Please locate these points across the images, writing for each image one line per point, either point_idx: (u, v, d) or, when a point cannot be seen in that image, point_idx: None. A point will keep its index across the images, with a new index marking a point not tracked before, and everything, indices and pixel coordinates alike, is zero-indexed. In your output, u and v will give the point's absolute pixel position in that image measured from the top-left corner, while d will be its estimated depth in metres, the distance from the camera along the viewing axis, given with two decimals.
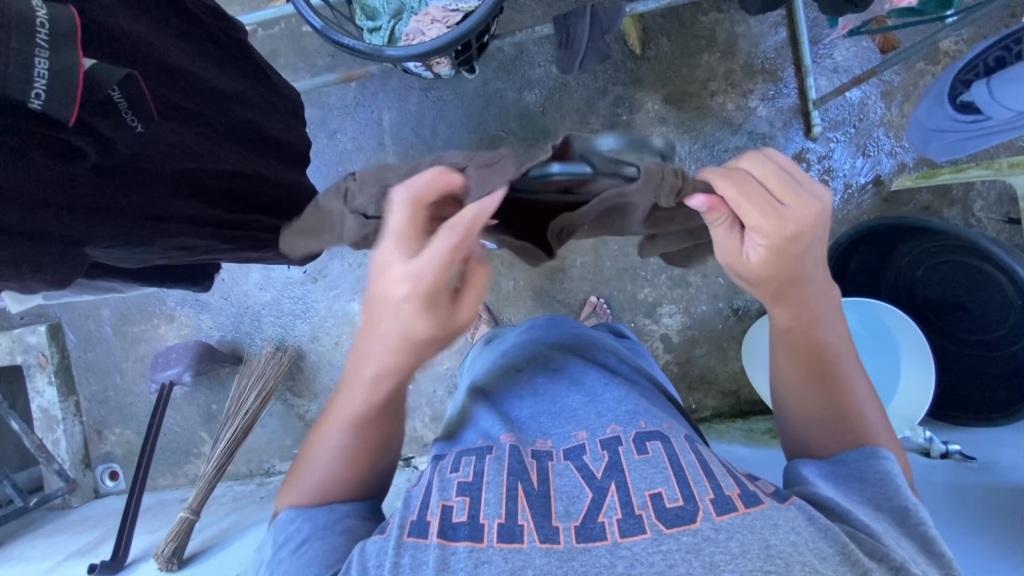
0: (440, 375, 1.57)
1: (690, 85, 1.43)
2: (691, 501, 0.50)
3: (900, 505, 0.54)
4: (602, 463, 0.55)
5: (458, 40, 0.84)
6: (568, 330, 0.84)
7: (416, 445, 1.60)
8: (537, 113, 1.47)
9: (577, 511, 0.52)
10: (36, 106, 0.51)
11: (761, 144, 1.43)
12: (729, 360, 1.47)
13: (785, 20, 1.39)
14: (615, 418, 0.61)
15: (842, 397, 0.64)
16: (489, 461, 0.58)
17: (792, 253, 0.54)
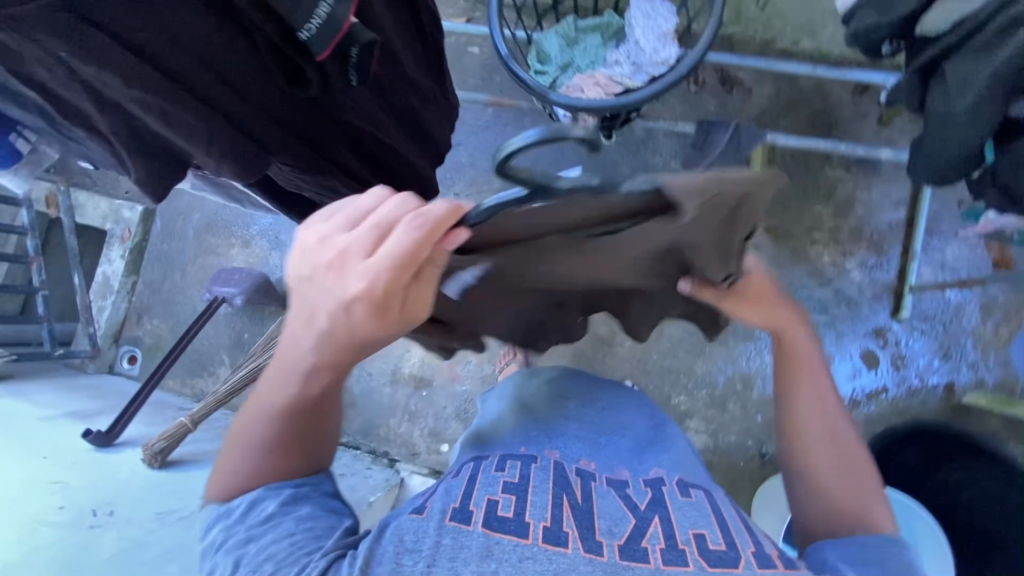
0: (455, 395, 1.58)
1: (795, 226, 1.46)
2: (732, 549, 0.56)
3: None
4: (645, 498, 0.62)
5: (612, 108, 0.91)
6: (587, 377, 0.86)
7: (405, 451, 1.59)
8: None
9: (619, 532, 0.57)
10: (301, 37, 0.56)
11: (843, 305, 1.43)
12: (739, 501, 1.41)
13: (907, 202, 1.41)
14: (658, 465, 0.69)
15: (850, 453, 0.77)
16: (537, 470, 0.64)
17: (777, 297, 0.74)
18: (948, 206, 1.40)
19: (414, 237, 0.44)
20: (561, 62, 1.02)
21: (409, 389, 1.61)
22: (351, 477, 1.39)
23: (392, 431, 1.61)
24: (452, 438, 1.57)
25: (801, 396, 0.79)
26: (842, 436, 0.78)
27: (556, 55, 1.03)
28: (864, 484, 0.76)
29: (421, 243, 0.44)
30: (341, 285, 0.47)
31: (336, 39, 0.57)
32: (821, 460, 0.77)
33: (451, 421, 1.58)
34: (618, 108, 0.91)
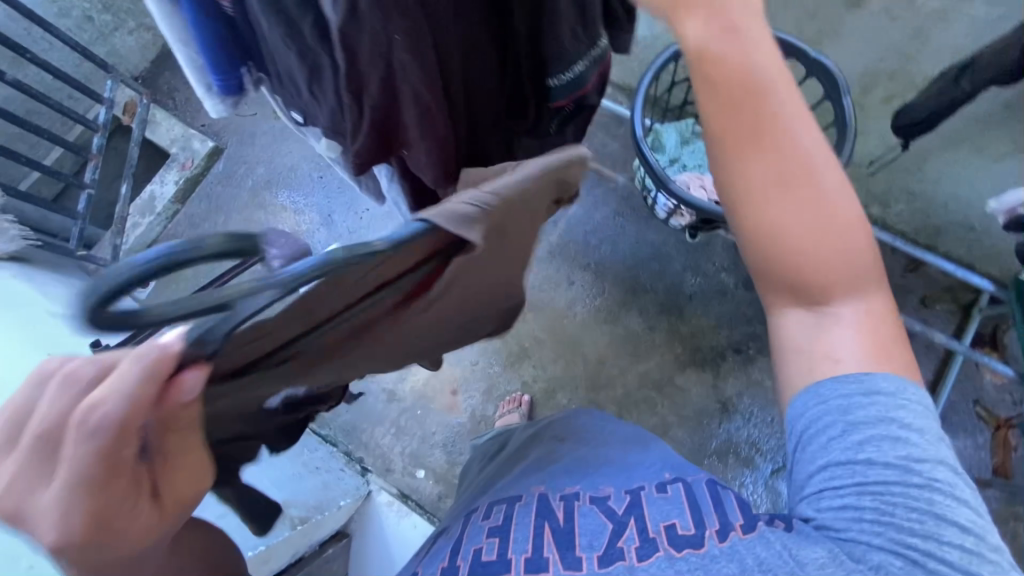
0: (448, 425, 1.56)
1: None
2: (700, 529, 0.56)
3: (903, 462, 0.51)
4: (623, 504, 0.62)
5: (716, 212, 0.97)
6: (585, 421, 0.84)
7: (379, 464, 1.54)
8: (686, 296, 1.59)
9: (598, 544, 0.57)
10: (553, 83, 0.70)
11: None
12: None
13: (928, 384, 1.46)
14: (643, 478, 0.67)
15: (872, 288, 0.57)
16: (520, 509, 0.65)
17: (800, 161, 0.53)
18: (965, 401, 1.45)
19: (137, 386, 0.33)
20: (675, 158, 1.13)
21: (405, 403, 1.58)
22: (326, 473, 1.35)
23: (374, 440, 1.56)
24: (431, 466, 1.53)
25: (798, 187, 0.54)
26: (843, 233, 0.55)
27: (672, 151, 1.14)
28: (897, 360, 0.55)
29: (145, 400, 0.34)
30: (45, 527, 0.34)
31: (574, 96, 0.72)
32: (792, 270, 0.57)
33: (435, 450, 1.54)
34: (722, 213, 0.96)
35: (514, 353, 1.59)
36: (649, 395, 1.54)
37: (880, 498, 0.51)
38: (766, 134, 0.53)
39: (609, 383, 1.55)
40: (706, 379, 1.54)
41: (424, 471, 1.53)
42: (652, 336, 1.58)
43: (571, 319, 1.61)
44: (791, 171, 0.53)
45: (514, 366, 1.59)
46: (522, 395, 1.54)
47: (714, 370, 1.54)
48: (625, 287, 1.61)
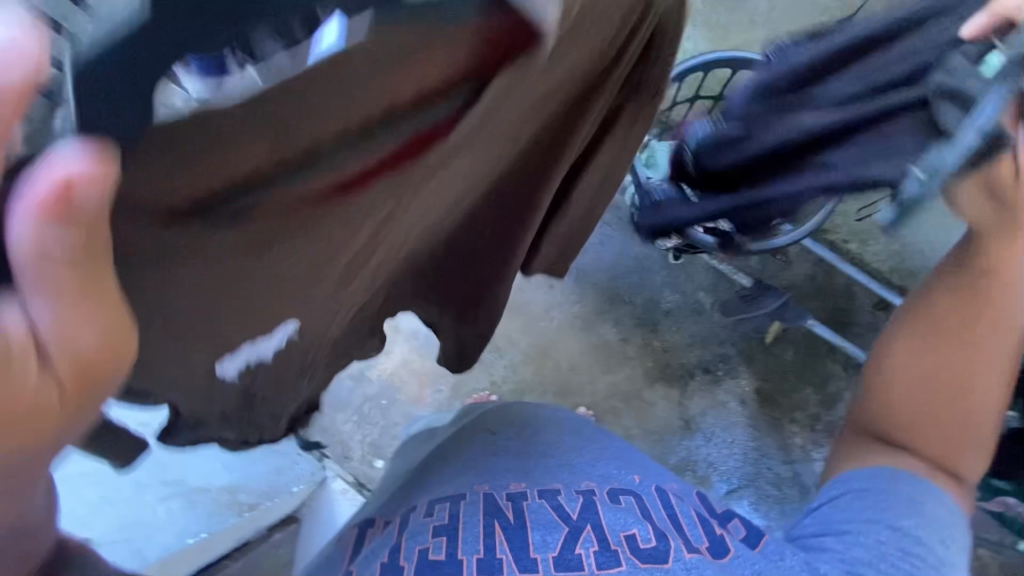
0: (412, 417, 1.54)
1: (781, 398, 1.54)
2: (660, 542, 0.67)
3: (908, 531, 0.72)
4: (574, 508, 0.71)
5: (700, 240, 1.00)
6: (529, 407, 0.86)
7: (338, 450, 1.52)
8: (662, 311, 1.60)
9: (553, 542, 0.67)
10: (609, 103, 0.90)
11: (794, 487, 1.50)
12: None
13: None
14: (590, 477, 0.77)
15: (972, 450, 0.78)
16: (468, 505, 0.72)
17: (965, 318, 0.76)
18: None
19: None
20: (666, 176, 1.14)
21: (371, 390, 1.56)
22: (280, 456, 1.32)
23: (334, 425, 1.54)
24: (390, 457, 1.52)
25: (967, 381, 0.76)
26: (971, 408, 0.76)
27: (664, 169, 1.15)
28: (957, 456, 0.78)
29: None
30: None
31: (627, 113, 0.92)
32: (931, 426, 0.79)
33: (397, 440, 1.53)
34: (706, 242, 0.99)
35: (487, 351, 1.58)
36: (615, 406, 1.54)
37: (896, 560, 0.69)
38: (983, 285, 0.74)
39: (578, 390, 1.56)
40: (672, 395, 1.55)
41: (383, 461, 1.52)
42: (625, 348, 1.58)
43: (547, 322, 1.60)
44: (979, 330, 0.75)
45: (484, 363, 1.57)
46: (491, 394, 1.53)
47: (682, 387, 1.55)
48: (603, 296, 1.61)
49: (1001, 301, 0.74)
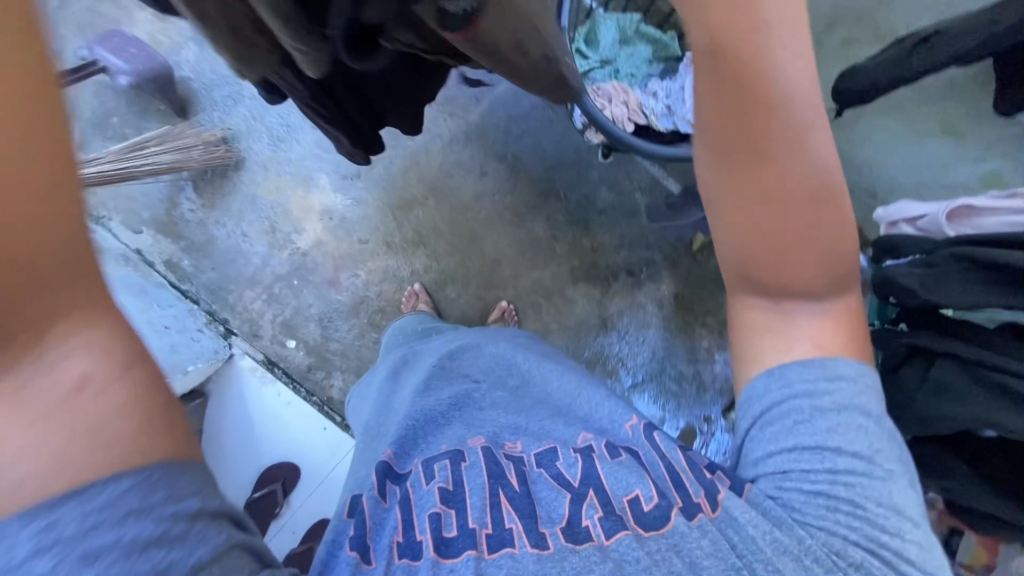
0: (326, 299, 1.48)
1: (697, 304, 1.57)
2: (662, 498, 0.61)
3: (847, 440, 0.58)
4: (577, 474, 0.65)
5: (618, 138, 0.93)
6: (491, 343, 0.85)
7: (246, 328, 1.46)
8: (596, 210, 1.54)
9: (558, 517, 0.61)
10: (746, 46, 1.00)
11: (693, 385, 1.56)
12: None
13: None
14: (583, 429, 0.71)
15: (823, 259, 0.58)
16: (467, 471, 0.66)
17: (752, 106, 0.52)
18: None
19: None
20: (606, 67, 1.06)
21: (282, 269, 1.47)
22: (175, 334, 1.32)
23: (242, 302, 1.46)
24: (303, 338, 1.47)
25: (772, 253, 0.57)
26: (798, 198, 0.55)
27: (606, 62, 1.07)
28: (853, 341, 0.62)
29: None
30: None
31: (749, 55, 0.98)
32: (730, 243, 0.58)
33: (310, 322, 1.47)
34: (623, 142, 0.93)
35: (408, 238, 1.51)
36: (537, 302, 1.54)
37: (854, 491, 0.56)
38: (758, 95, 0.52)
39: (501, 285, 1.53)
40: (593, 296, 1.55)
41: (295, 341, 1.47)
42: (554, 246, 1.54)
43: (478, 212, 1.53)
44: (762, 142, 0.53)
45: (406, 252, 1.50)
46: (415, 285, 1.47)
47: (604, 288, 1.56)
48: (536, 188, 1.53)
49: (759, 33, 0.50)
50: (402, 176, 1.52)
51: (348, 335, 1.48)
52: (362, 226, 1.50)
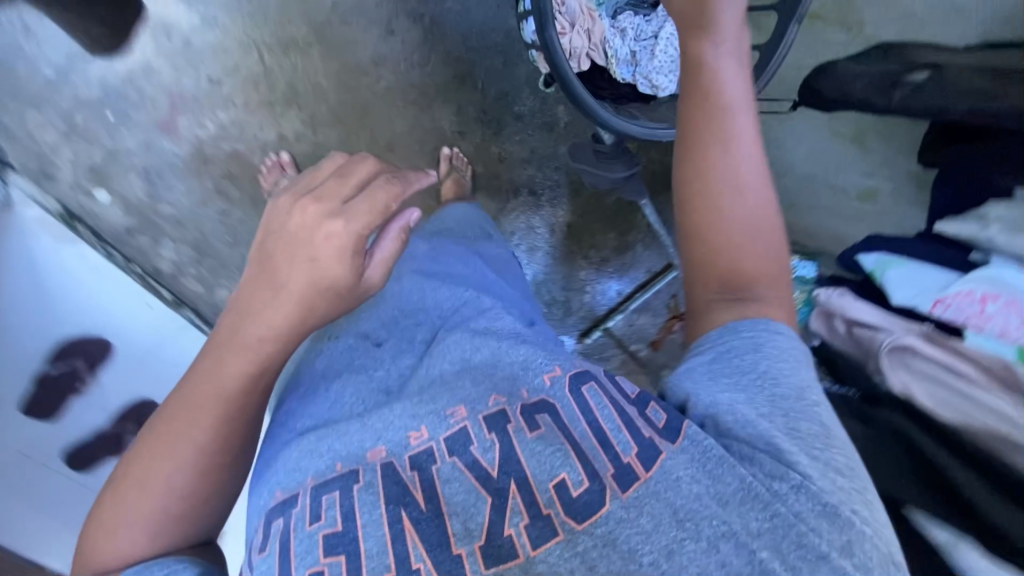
0: (153, 146, 1.17)
1: (584, 234, 1.52)
2: (594, 480, 0.57)
3: (799, 389, 0.59)
4: (495, 462, 0.59)
5: (568, 79, 0.73)
6: (411, 288, 0.84)
7: (35, 163, 1.12)
8: (512, 114, 1.35)
9: (477, 529, 0.56)
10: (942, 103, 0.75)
11: (556, 309, 1.53)
12: None
13: (649, 272, 1.57)
14: (493, 388, 0.66)
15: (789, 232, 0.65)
16: (360, 496, 0.57)
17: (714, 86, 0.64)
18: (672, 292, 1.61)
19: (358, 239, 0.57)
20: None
21: (90, 95, 1.13)
22: None
23: (29, 129, 1.12)
24: (120, 192, 1.17)
25: (753, 224, 0.63)
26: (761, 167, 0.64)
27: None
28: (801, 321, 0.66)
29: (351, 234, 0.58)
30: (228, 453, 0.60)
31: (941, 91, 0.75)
32: (688, 174, 0.64)
33: (131, 173, 1.17)
34: (573, 88, 0.73)
35: (278, 91, 1.19)
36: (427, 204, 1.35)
37: (816, 465, 0.56)
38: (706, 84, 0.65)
39: None
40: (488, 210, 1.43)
41: (108, 195, 1.17)
42: (459, 145, 1.33)
43: (373, 82, 1.24)
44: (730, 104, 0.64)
45: (271, 108, 1.20)
46: (286, 154, 1.20)
47: (502, 205, 1.43)
48: (451, 68, 1.27)
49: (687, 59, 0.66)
50: (279, 7, 1.17)
51: (184, 200, 1.20)
52: (214, 60, 1.16)
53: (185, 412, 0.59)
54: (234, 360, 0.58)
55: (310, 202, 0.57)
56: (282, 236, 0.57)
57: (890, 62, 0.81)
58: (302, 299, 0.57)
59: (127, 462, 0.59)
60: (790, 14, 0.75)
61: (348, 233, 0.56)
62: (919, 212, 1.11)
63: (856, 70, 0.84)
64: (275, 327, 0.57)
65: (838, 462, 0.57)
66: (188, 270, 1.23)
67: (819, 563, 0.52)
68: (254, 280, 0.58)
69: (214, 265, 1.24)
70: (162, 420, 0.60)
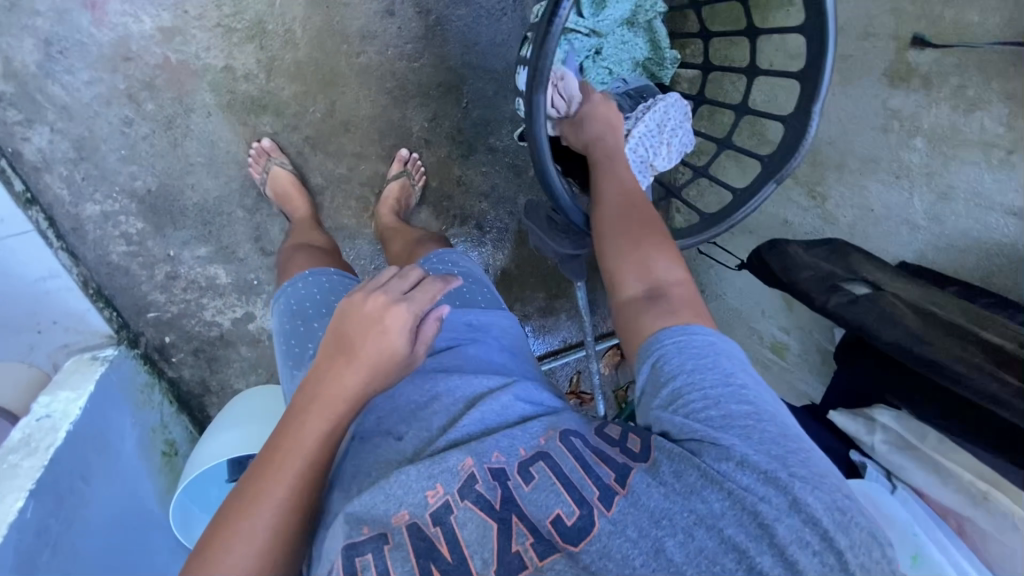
0: (66, 16, 0.98)
1: (518, 284, 1.46)
2: (584, 505, 0.51)
3: (720, 373, 0.55)
4: (498, 495, 0.52)
5: (539, 155, 0.64)
6: (451, 321, 0.76)
7: None
8: (484, 143, 1.28)
9: (489, 556, 0.49)
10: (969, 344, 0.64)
11: None
12: (235, 387, 1.31)
13: (564, 341, 1.55)
14: (497, 440, 0.57)
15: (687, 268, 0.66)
16: (391, 555, 0.49)
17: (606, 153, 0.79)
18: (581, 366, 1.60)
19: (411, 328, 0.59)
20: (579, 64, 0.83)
21: None
22: None
23: None
24: (5, 49, 0.98)
25: (660, 249, 0.67)
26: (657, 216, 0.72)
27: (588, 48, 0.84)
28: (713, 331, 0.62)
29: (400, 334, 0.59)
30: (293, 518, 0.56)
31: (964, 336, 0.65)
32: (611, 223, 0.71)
33: (27, 34, 0.98)
34: (541, 165, 0.65)
35: (240, 19, 1.05)
36: (366, 196, 1.25)
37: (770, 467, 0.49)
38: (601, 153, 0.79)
39: (333, 153, 1.19)
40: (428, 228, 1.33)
41: None
42: (421, 153, 1.25)
43: (352, 54, 1.13)
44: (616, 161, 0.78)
45: (225, 33, 1.05)
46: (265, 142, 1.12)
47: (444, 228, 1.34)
48: (437, 74, 1.19)
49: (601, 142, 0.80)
50: None
51: (84, 90, 1.03)
52: None
53: (263, 484, 0.56)
54: (312, 423, 0.58)
55: (380, 291, 0.59)
56: (358, 318, 0.58)
57: (838, 266, 0.78)
58: (372, 365, 0.58)
59: (208, 544, 0.54)
60: (770, 174, 0.74)
61: (416, 311, 0.59)
62: (817, 383, 1.15)
63: (805, 261, 0.79)
64: (347, 393, 0.58)
65: (773, 433, 0.52)
66: (59, 165, 1.06)
67: (778, 527, 0.46)
68: (330, 359, 0.59)
69: (91, 171, 1.07)
70: (233, 501, 0.56)
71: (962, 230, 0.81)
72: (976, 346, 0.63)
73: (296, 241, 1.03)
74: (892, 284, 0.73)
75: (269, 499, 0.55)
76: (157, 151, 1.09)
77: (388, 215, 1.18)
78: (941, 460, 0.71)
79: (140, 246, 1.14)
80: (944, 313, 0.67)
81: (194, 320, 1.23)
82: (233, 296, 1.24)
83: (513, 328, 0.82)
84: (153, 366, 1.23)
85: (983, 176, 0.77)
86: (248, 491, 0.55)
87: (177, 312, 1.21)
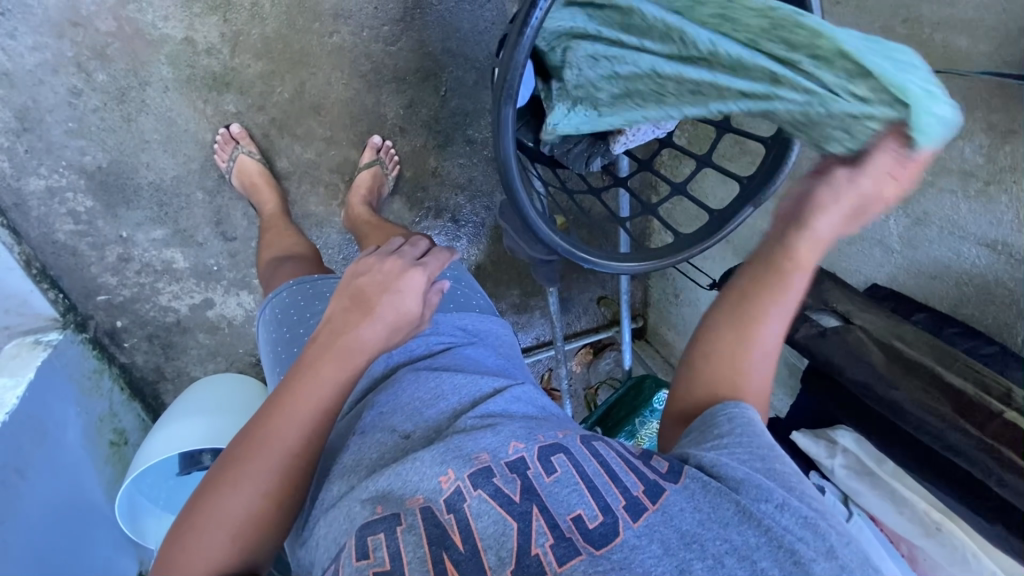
0: None
1: (492, 280, 1.42)
2: (609, 515, 0.47)
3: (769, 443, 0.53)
4: (518, 487, 0.48)
5: (505, 161, 0.60)
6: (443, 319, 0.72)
7: None
8: (463, 135, 1.23)
9: (508, 552, 0.45)
10: (940, 380, 0.63)
11: None
12: (190, 374, 1.26)
13: (536, 338, 1.53)
14: (512, 431, 0.53)
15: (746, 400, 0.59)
16: (404, 538, 0.45)
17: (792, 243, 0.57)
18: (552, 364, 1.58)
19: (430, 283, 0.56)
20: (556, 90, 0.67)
21: None
22: None
23: None
24: None
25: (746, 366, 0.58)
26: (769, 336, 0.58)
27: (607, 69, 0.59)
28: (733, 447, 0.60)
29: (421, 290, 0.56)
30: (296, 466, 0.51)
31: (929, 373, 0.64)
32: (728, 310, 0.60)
33: None
34: (505, 170, 0.60)
35: None
36: (336, 183, 1.19)
37: (815, 521, 0.47)
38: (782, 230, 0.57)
39: (302, 136, 1.14)
40: (402, 219, 1.28)
41: None
42: (395, 141, 1.19)
43: (324, 34, 1.06)
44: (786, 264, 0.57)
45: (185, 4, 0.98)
46: (234, 126, 1.08)
47: (416, 219, 1.29)
48: (415, 59, 1.13)
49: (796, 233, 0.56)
50: None
51: (26, 56, 0.95)
52: None
53: (274, 421, 0.51)
54: (328, 369, 0.52)
55: (396, 255, 0.57)
56: (374, 274, 0.56)
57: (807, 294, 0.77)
58: (388, 323, 0.54)
59: (210, 479, 0.49)
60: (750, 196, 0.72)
61: (431, 275, 0.57)
62: (782, 395, 1.16)
63: None
64: (363, 346, 0.53)
65: (813, 497, 0.49)
66: None
67: (815, 567, 0.44)
68: (344, 312, 0.54)
69: (35, 144, 1.00)
70: (238, 440, 0.51)
71: (934, 257, 0.80)
72: (937, 392, 0.62)
73: (276, 250, 0.99)
74: (860, 315, 0.72)
75: (276, 440, 0.50)
76: (108, 125, 1.02)
77: (360, 205, 1.13)
78: (896, 487, 0.72)
79: (89, 226, 1.08)
80: (909, 352, 0.66)
81: (147, 304, 1.17)
82: (191, 281, 1.18)
83: (509, 342, 0.76)
84: (103, 350, 1.17)
85: (959, 206, 0.76)
86: (254, 426, 0.51)
87: (130, 296, 1.15)
